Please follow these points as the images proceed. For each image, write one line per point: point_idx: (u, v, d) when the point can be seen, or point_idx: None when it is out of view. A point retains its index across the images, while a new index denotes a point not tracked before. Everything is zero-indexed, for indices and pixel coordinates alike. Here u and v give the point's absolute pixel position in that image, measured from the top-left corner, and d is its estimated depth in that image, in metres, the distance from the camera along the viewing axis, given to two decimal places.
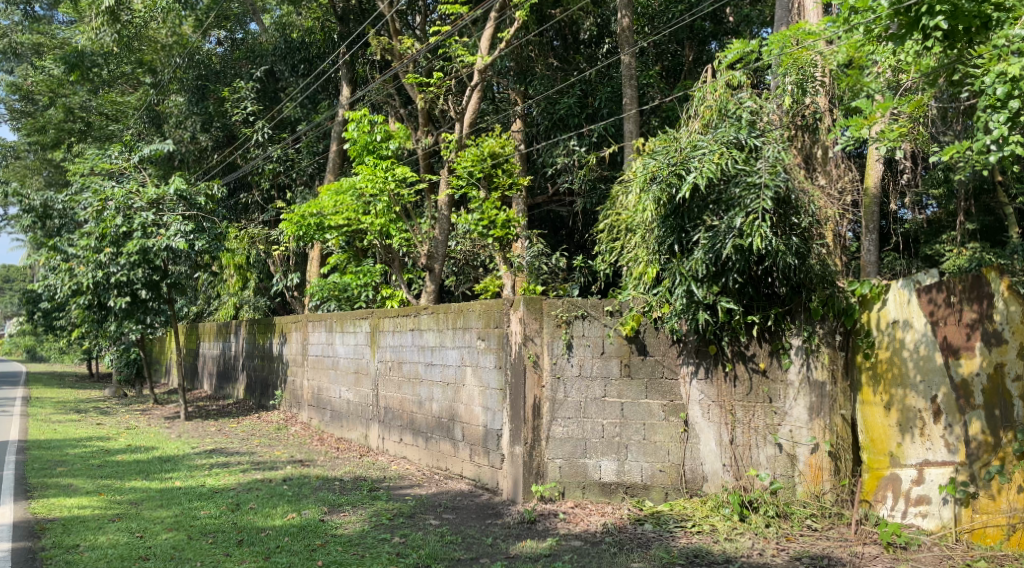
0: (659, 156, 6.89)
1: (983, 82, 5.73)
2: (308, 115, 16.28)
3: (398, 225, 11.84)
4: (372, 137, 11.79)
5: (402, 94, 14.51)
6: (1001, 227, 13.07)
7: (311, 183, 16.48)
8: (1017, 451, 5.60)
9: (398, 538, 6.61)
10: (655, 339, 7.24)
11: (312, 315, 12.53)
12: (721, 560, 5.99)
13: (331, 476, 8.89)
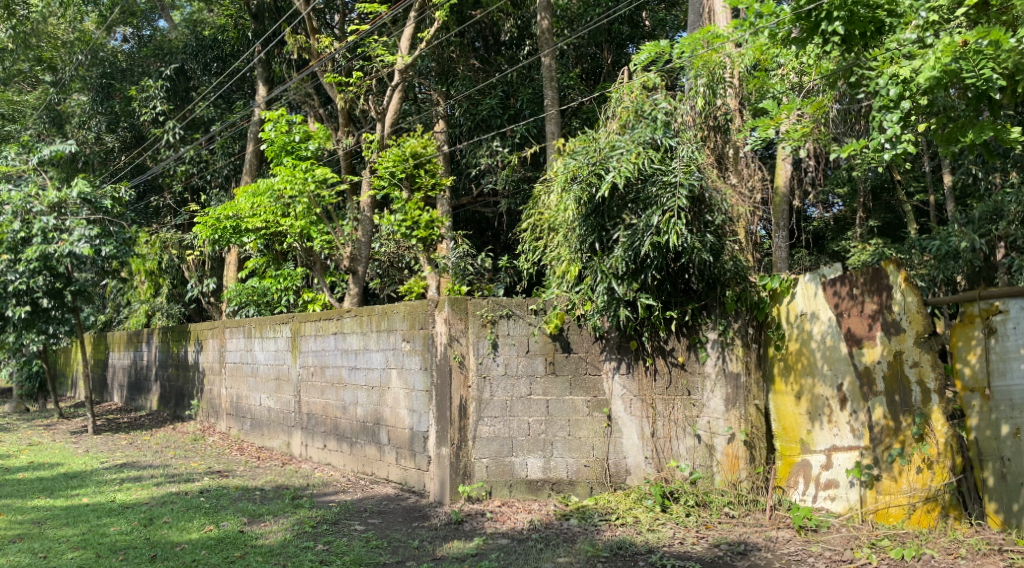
0: (579, 156, 6.99)
1: (877, 84, 5.94)
2: (223, 115, 15.90)
3: (319, 228, 11.80)
4: (290, 137, 11.62)
5: (320, 94, 14.37)
6: (900, 223, 13.70)
7: (227, 185, 16.19)
8: (916, 434, 5.94)
9: (321, 545, 6.55)
10: (579, 336, 7.40)
11: (230, 321, 12.31)
12: (643, 550, 6.12)
13: (251, 486, 8.74)
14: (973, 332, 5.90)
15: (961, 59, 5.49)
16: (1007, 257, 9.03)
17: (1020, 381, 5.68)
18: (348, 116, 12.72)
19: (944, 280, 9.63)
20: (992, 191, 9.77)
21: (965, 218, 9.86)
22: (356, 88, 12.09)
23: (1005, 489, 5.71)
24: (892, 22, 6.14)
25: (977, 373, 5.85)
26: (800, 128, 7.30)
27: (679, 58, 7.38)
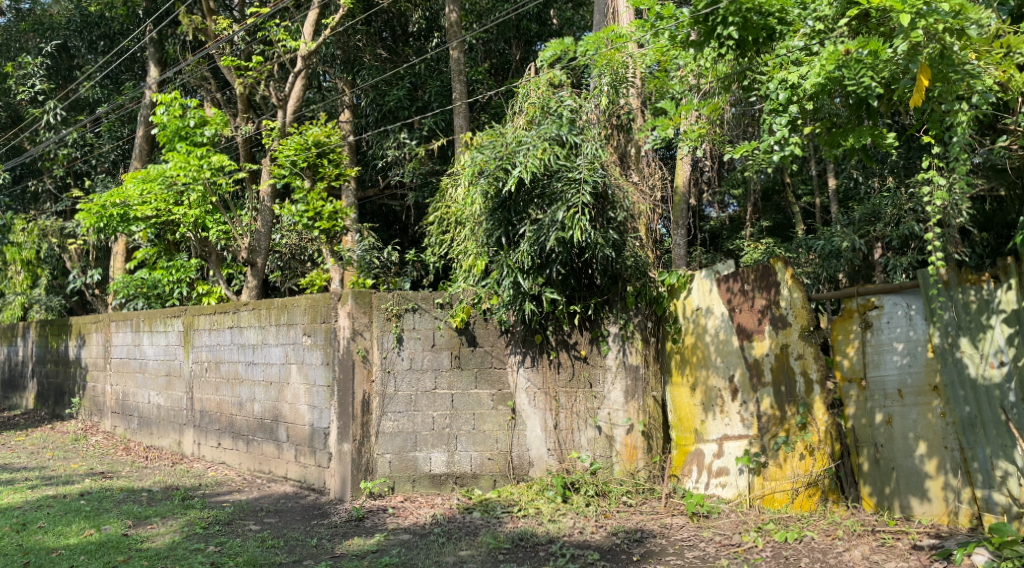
0: (486, 151, 7.04)
1: (768, 84, 6.15)
2: (110, 96, 15.26)
3: (215, 218, 11.52)
4: (184, 122, 11.31)
5: (217, 78, 14.01)
6: (788, 224, 14.25)
7: (114, 171, 15.61)
8: (800, 422, 6.19)
9: (213, 547, 6.41)
10: (484, 330, 7.45)
11: (116, 314, 11.89)
12: (544, 541, 6.19)
13: (137, 487, 8.46)
14: (852, 326, 6.10)
15: (843, 68, 5.46)
16: (884, 258, 9.53)
17: (893, 371, 5.92)
18: (247, 102, 12.36)
19: (826, 278, 10.05)
20: (870, 195, 10.26)
21: (845, 219, 10.25)
22: (257, 73, 11.71)
23: (878, 473, 5.99)
24: (781, 30, 6.10)
25: (854, 364, 6.08)
26: (698, 127, 7.31)
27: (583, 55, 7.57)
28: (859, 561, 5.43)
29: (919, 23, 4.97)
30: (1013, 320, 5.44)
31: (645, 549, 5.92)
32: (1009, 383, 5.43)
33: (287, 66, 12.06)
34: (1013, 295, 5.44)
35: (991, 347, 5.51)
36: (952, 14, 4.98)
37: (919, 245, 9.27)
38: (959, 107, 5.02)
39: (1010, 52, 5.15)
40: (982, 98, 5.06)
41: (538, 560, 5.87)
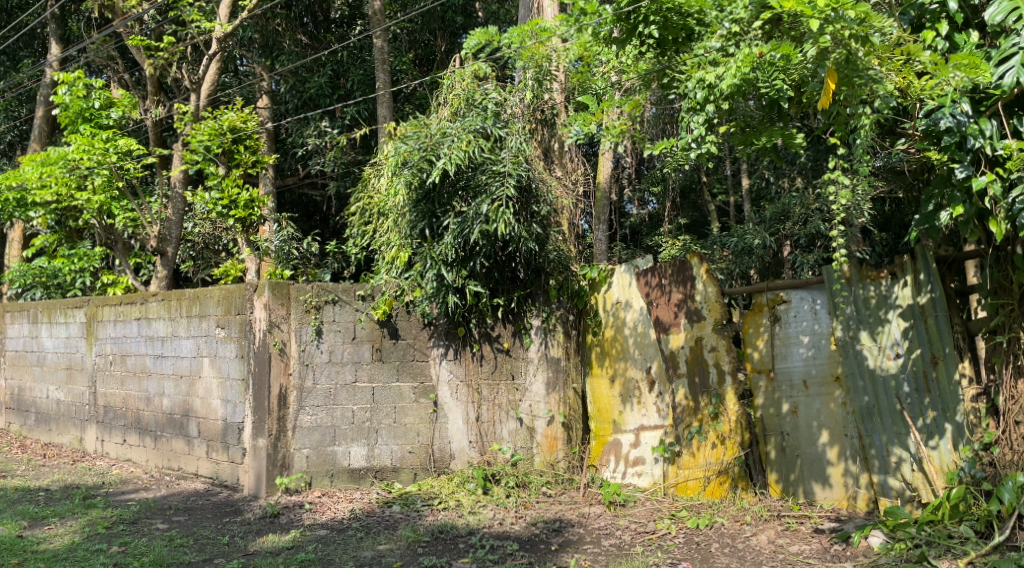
0: (409, 141, 6.94)
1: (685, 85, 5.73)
2: (8, 73, 14.59)
3: (122, 204, 11.16)
4: (89, 103, 10.97)
5: (126, 58, 13.55)
6: (704, 222, 14.55)
7: (12, 153, 14.96)
8: (712, 412, 6.30)
9: (116, 548, 6.20)
10: (407, 323, 7.48)
11: (12, 305, 11.40)
12: (464, 532, 6.15)
13: (34, 487, 8.16)
14: (762, 319, 6.26)
15: (757, 69, 5.30)
16: (792, 256, 9.86)
17: (799, 363, 6.08)
18: (158, 84, 11.85)
19: (739, 274, 10.27)
20: (780, 195, 10.62)
21: (757, 218, 10.57)
22: (168, 54, 11.24)
23: (784, 461, 6.14)
24: (699, 32, 6.09)
25: (764, 356, 6.24)
26: (618, 123, 7.28)
27: (507, 47, 7.46)
28: (765, 545, 5.50)
29: (827, 29, 4.74)
30: (908, 314, 5.57)
31: (563, 539, 5.94)
32: (903, 374, 5.57)
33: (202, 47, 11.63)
34: (908, 290, 5.57)
35: (888, 340, 5.65)
36: (855, 21, 4.74)
37: (824, 244, 9.62)
38: (862, 112, 4.82)
39: (910, 59, 4.82)
40: (883, 103, 4.79)
41: (456, 552, 5.81)
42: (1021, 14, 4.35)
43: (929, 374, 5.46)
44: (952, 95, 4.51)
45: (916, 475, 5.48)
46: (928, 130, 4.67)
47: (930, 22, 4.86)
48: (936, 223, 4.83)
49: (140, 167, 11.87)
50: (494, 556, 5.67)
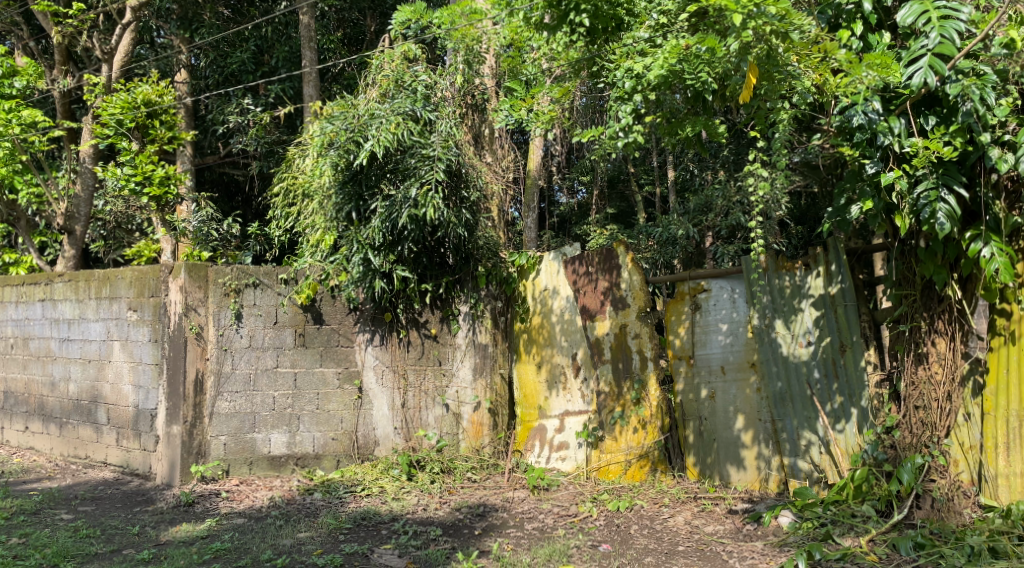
0: (336, 121, 6.88)
1: (614, 74, 5.74)
2: None
3: (26, 179, 10.66)
4: None
5: (33, 24, 12.87)
6: (631, 212, 14.61)
7: None
8: (634, 398, 6.45)
9: (17, 539, 5.96)
10: (332, 307, 7.38)
11: None
12: (387, 519, 6.12)
13: None
14: (683, 307, 6.42)
15: (684, 61, 5.27)
16: (714, 246, 10.07)
17: (717, 350, 6.26)
18: (67, 53, 11.27)
19: (663, 263, 10.45)
20: (703, 186, 10.79)
21: (681, 209, 10.75)
22: (77, 23, 10.67)
23: (701, 445, 6.31)
24: (628, 21, 5.93)
25: (684, 343, 6.40)
26: (548, 109, 6.77)
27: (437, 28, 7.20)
28: (681, 526, 5.63)
29: (748, 25, 4.68)
30: (820, 303, 5.74)
31: (486, 523, 5.97)
32: (814, 361, 5.75)
33: (115, 16, 11.12)
34: (821, 281, 5.73)
35: (801, 329, 5.83)
36: (776, 16, 4.71)
37: (744, 235, 9.85)
38: (781, 106, 4.96)
39: (827, 56, 4.80)
40: (800, 99, 4.99)
41: (379, 538, 5.77)
42: (930, 18, 4.51)
43: (837, 361, 5.65)
44: (864, 94, 4.59)
45: (824, 457, 5.66)
46: (842, 126, 4.84)
47: (846, 22, 4.95)
48: (847, 216, 5.02)
49: (46, 141, 11.33)
50: (416, 541, 5.65)
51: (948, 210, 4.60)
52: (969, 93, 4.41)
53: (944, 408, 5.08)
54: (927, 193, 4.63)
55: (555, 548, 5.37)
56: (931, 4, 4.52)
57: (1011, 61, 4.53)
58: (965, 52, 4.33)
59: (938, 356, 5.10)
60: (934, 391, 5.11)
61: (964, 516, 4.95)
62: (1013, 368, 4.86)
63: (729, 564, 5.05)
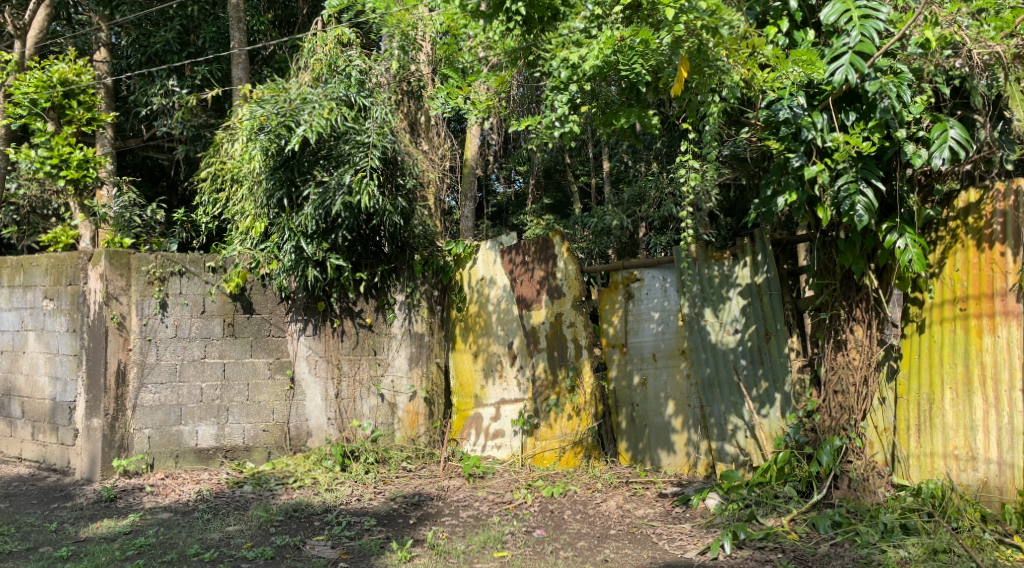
0: (266, 105, 6.71)
1: (549, 63, 5.59)
2: None
3: None
4: None
5: None
6: (568, 204, 14.34)
7: None
8: (569, 386, 6.53)
9: None
10: (262, 296, 7.24)
11: None
12: (320, 510, 6.07)
13: None
14: (617, 296, 6.54)
15: (619, 53, 5.26)
16: (646, 236, 10.18)
17: (649, 338, 6.39)
18: None
19: (598, 253, 10.52)
20: (637, 178, 10.86)
21: (615, 200, 10.83)
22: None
23: (633, 430, 6.46)
24: (564, 11, 5.60)
25: (618, 331, 6.52)
26: (485, 97, 6.49)
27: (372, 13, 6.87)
28: (613, 510, 5.73)
29: (680, 19, 4.84)
30: (747, 292, 5.90)
31: (422, 512, 5.98)
32: (741, 348, 5.91)
33: None
34: (747, 271, 5.90)
35: (728, 317, 5.99)
36: (707, 11, 4.78)
37: (676, 226, 9.99)
38: (711, 100, 5.00)
39: (756, 52, 4.84)
40: (729, 93, 4.99)
41: (311, 530, 5.72)
42: (852, 17, 4.66)
43: (763, 348, 5.80)
44: (790, 89, 4.80)
45: (749, 441, 5.84)
46: (769, 120, 4.98)
47: (772, 18, 5.03)
48: (773, 207, 5.15)
49: None
50: (350, 532, 5.63)
51: (866, 203, 4.79)
52: (886, 90, 4.60)
53: (862, 392, 5.27)
54: (848, 186, 4.81)
55: (489, 535, 5.42)
56: (852, 3, 4.69)
57: (926, 60, 4.71)
58: (883, 51, 4.55)
59: (856, 343, 5.28)
60: (852, 375, 5.30)
61: (878, 495, 5.14)
62: (922, 354, 5.09)
63: (659, 546, 5.18)
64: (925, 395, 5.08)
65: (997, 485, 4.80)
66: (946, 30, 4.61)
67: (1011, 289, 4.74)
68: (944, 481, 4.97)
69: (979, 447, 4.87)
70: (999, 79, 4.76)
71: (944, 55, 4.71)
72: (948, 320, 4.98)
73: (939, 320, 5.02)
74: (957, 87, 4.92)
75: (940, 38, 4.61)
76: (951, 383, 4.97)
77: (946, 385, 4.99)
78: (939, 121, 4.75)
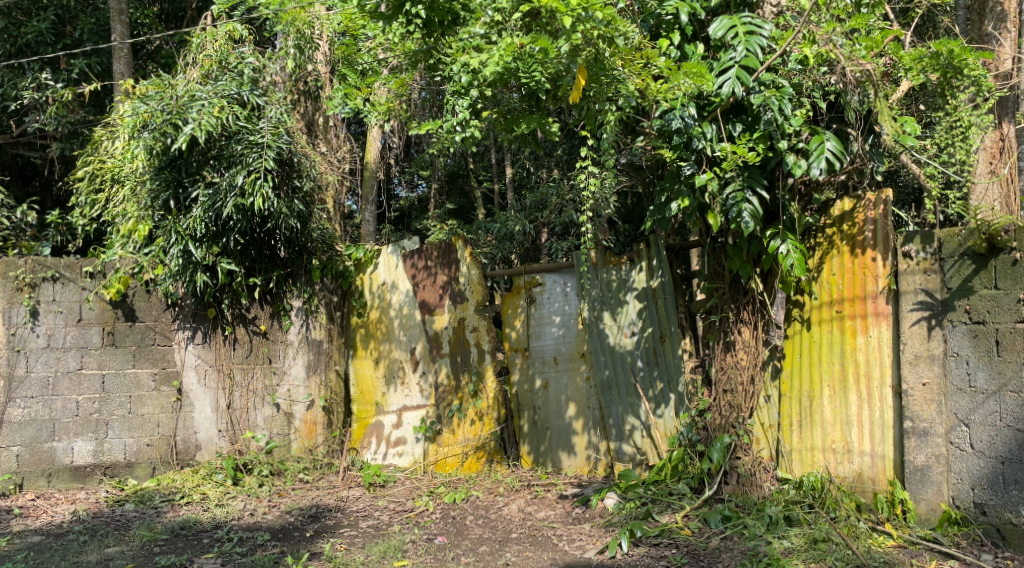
0: (151, 102, 6.43)
1: (449, 67, 5.50)
2: None
3: None
4: None
5: None
6: (471, 208, 14.17)
7: None
8: (472, 391, 6.52)
9: None
10: (146, 303, 6.86)
11: None
12: (209, 527, 5.82)
13: None
14: (519, 300, 6.58)
15: (519, 60, 5.20)
16: (548, 242, 10.25)
17: (550, 341, 6.48)
18: None
19: (500, 259, 10.50)
20: (539, 184, 10.91)
21: (517, 206, 10.87)
22: None
23: (534, 433, 6.51)
24: (463, 17, 5.40)
25: (520, 335, 6.56)
26: (385, 99, 6.38)
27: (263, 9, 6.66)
28: (515, 514, 5.77)
29: (578, 28, 4.77)
30: (643, 295, 6.07)
31: (319, 525, 5.83)
32: (637, 351, 6.09)
33: None
34: (643, 275, 6.07)
35: (626, 320, 6.15)
36: (603, 22, 4.83)
37: (576, 232, 10.08)
38: (607, 109, 5.19)
39: (649, 63, 5.06)
40: (625, 101, 5.21)
41: (199, 548, 5.48)
42: (738, 32, 4.91)
43: (658, 350, 5.99)
44: (681, 100, 4.97)
45: (645, 440, 6.01)
46: (662, 129, 5.16)
47: (664, 31, 5.22)
48: (667, 213, 5.33)
49: None
50: (242, 548, 5.43)
51: (751, 210, 5.02)
52: (769, 103, 4.89)
53: (749, 390, 5.52)
54: (735, 194, 5.03)
55: (389, 544, 5.34)
56: (738, 20, 4.94)
57: (804, 75, 5.01)
58: (766, 66, 4.81)
59: (744, 344, 5.53)
60: (740, 375, 5.54)
61: (764, 489, 5.39)
62: (804, 353, 5.39)
63: (560, 547, 5.25)
64: (806, 392, 5.37)
65: (870, 476, 5.11)
66: (823, 48, 4.89)
67: (881, 292, 5.06)
68: (823, 474, 5.26)
69: (854, 440, 5.17)
70: (870, 95, 4.99)
71: (820, 72, 5.03)
72: (826, 320, 5.29)
73: (818, 320, 5.34)
74: (832, 103, 5.20)
75: (816, 56, 4.91)
76: (829, 380, 5.27)
77: (825, 382, 5.28)
78: (818, 134, 4.98)
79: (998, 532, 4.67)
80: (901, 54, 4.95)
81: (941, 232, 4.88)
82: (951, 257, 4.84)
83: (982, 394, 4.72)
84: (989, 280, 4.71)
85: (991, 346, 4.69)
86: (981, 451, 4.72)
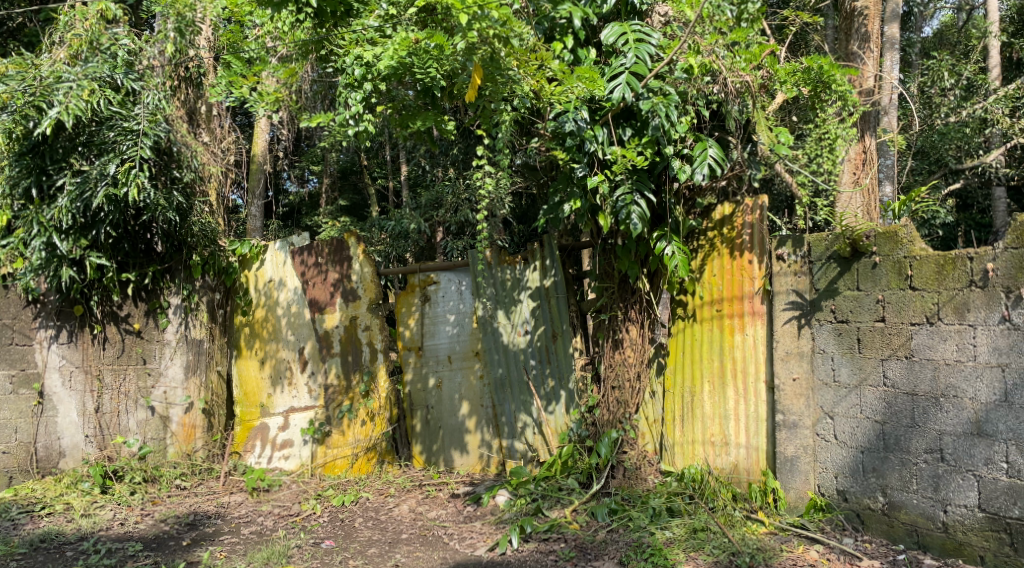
0: (11, 82, 5.96)
1: (342, 59, 5.36)
2: None
3: None
4: None
5: None
6: (364, 205, 13.82)
7: None
8: (363, 390, 6.46)
9: None
10: (3, 300, 6.30)
11: None
12: (73, 539, 5.45)
13: None
14: (413, 299, 6.48)
15: (414, 55, 5.18)
16: (444, 241, 10.14)
17: (444, 340, 6.43)
18: None
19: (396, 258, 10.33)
20: (434, 182, 10.77)
21: (412, 204, 10.71)
22: None
23: (427, 432, 6.45)
24: (357, 8, 5.40)
25: (413, 335, 6.47)
26: (274, 90, 6.08)
27: None
28: (405, 514, 5.70)
29: (473, 26, 4.79)
30: (536, 294, 6.18)
31: (197, 533, 5.57)
32: (530, 349, 6.18)
33: None
34: (536, 275, 6.18)
35: (519, 319, 6.23)
36: (498, 21, 4.81)
37: (471, 231, 10.01)
38: (503, 108, 5.21)
39: (544, 64, 5.05)
40: (520, 102, 5.25)
41: (63, 561, 5.14)
42: (628, 39, 5.08)
43: (551, 348, 6.11)
44: (574, 103, 5.07)
45: (536, 438, 6.13)
46: (556, 131, 5.23)
47: (559, 34, 5.30)
48: (560, 214, 5.44)
49: None
50: (111, 560, 5.12)
51: (640, 212, 5.19)
52: (657, 109, 5.06)
53: (635, 387, 5.72)
54: (624, 197, 5.17)
55: (272, 549, 5.17)
56: (628, 27, 5.11)
57: (690, 84, 5.18)
58: (655, 73, 4.99)
59: (631, 342, 5.71)
60: (627, 371, 5.72)
61: (648, 482, 5.60)
62: (686, 350, 5.64)
63: (450, 545, 5.26)
64: (688, 388, 5.61)
65: (745, 467, 5.39)
66: (706, 59, 5.05)
67: (757, 292, 5.34)
68: (702, 466, 5.51)
69: (731, 433, 5.43)
70: (749, 104, 5.36)
71: (704, 81, 5.19)
72: (707, 319, 5.53)
73: (699, 319, 5.58)
74: (715, 111, 5.50)
75: (701, 66, 5.06)
76: (709, 376, 5.51)
77: (705, 378, 5.53)
78: (701, 141, 5.20)
79: (857, 516, 5.01)
80: (776, 68, 5.32)
81: (811, 236, 5.16)
82: (820, 260, 5.14)
83: (845, 387, 5.05)
84: (853, 282, 5.02)
85: (853, 343, 5.03)
86: (844, 441, 5.05)
